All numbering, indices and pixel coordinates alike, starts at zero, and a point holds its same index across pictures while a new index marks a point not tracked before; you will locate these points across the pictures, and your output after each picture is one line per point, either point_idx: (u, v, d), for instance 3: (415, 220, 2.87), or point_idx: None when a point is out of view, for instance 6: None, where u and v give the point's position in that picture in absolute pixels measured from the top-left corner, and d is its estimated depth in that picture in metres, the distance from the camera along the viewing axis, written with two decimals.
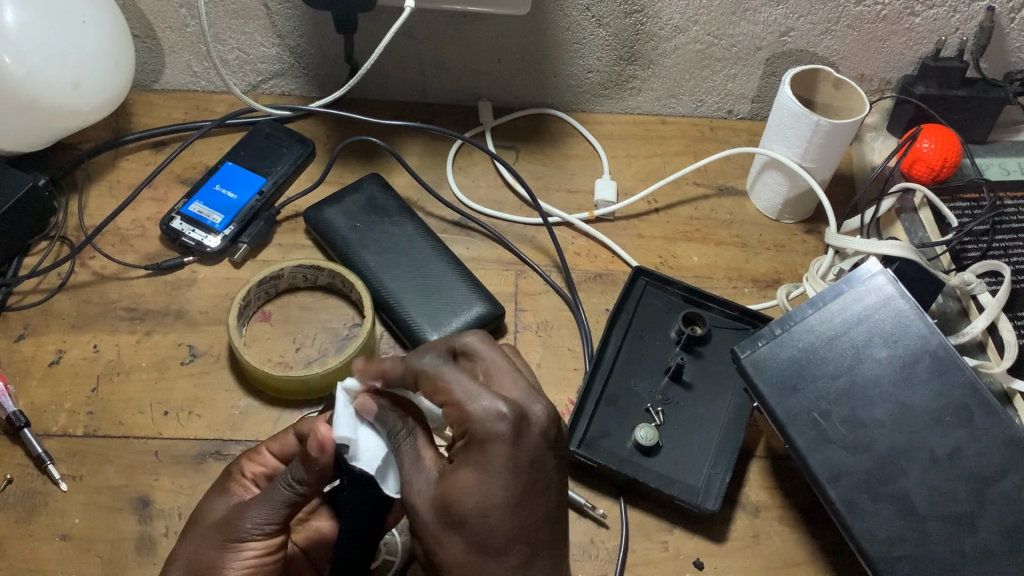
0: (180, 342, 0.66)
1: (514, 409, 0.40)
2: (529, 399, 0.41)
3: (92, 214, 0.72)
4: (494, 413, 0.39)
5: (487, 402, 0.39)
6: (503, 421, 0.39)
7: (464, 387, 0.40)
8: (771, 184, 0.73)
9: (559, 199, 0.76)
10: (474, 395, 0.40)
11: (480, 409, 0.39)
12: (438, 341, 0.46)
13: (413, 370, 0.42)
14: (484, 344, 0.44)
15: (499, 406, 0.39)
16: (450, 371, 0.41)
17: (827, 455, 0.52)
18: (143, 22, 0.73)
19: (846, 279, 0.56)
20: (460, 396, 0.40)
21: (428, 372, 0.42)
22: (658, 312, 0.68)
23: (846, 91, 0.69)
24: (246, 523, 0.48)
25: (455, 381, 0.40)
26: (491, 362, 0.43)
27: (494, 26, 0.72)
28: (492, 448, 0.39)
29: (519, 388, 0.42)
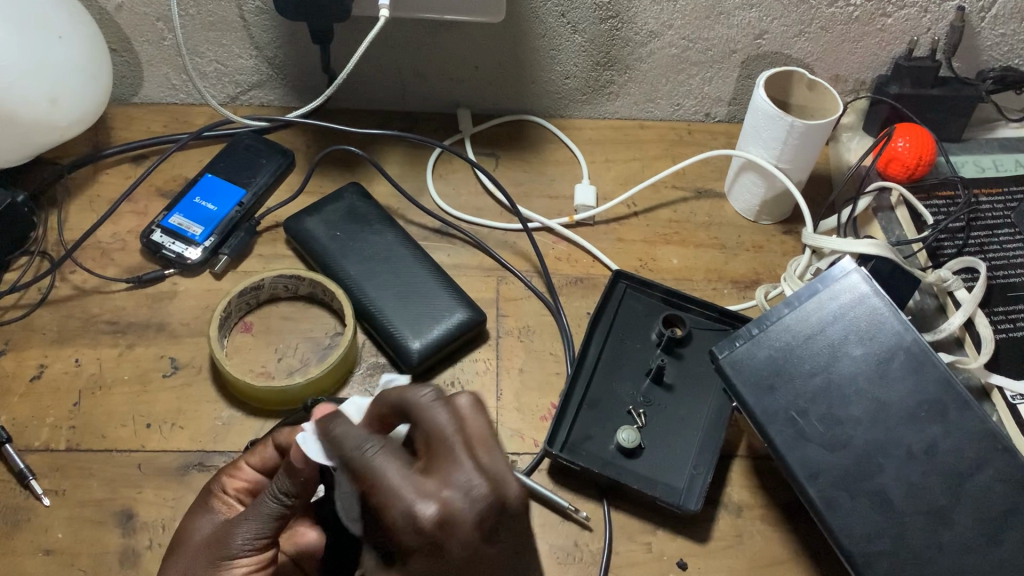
0: (163, 355, 0.66)
1: (434, 518, 0.38)
2: (463, 487, 0.39)
3: (73, 228, 0.72)
4: (413, 522, 0.38)
5: (410, 502, 0.39)
6: (422, 535, 0.38)
7: (394, 488, 0.39)
8: (749, 186, 0.74)
9: (539, 205, 0.77)
10: (395, 500, 0.39)
11: (401, 520, 0.39)
12: (391, 393, 0.44)
13: (355, 461, 0.41)
14: (432, 407, 0.42)
15: (417, 512, 0.38)
16: (388, 467, 0.40)
17: (805, 452, 0.52)
18: (120, 36, 0.73)
19: (821, 278, 0.57)
20: (384, 500, 0.39)
21: (359, 465, 0.41)
22: (639, 315, 0.68)
23: (820, 93, 0.69)
24: (237, 539, 0.48)
25: (384, 481, 0.40)
26: (435, 430, 0.41)
27: (470, 34, 0.73)
28: (417, 553, 0.39)
29: (457, 472, 0.40)
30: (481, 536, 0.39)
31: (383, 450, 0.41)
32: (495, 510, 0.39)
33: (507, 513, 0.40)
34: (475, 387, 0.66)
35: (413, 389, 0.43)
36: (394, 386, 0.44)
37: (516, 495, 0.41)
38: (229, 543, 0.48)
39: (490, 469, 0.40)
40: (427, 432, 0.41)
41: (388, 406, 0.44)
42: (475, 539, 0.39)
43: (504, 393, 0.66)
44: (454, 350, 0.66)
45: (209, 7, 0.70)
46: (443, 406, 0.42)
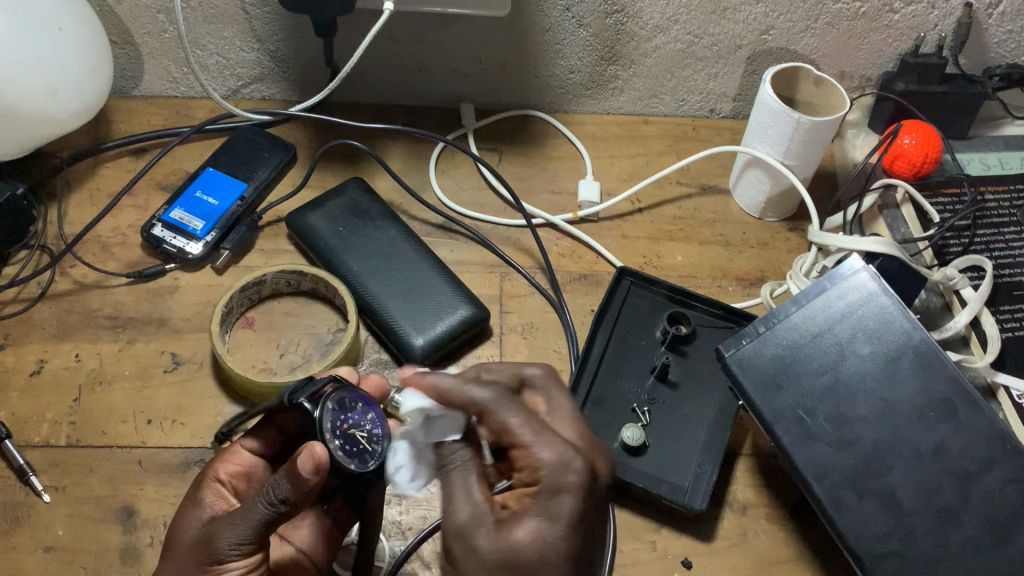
0: (163, 350, 0.65)
1: (584, 462, 0.41)
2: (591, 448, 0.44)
3: (73, 222, 0.72)
4: (559, 461, 0.41)
5: (557, 444, 0.42)
6: (574, 469, 0.41)
7: (531, 431, 0.42)
8: (753, 183, 0.73)
9: (543, 200, 0.76)
10: (543, 439, 0.42)
11: (565, 456, 0.41)
12: (505, 368, 0.49)
13: (487, 406, 0.44)
14: (546, 389, 0.47)
15: (566, 455, 0.41)
16: (511, 414, 0.43)
17: (812, 452, 0.52)
18: (120, 28, 0.72)
19: (829, 276, 0.56)
20: (529, 437, 0.42)
21: (491, 409, 0.43)
22: (643, 312, 0.68)
23: (826, 89, 0.69)
24: (222, 544, 0.46)
25: (520, 427, 0.42)
26: (549, 407, 0.46)
27: (474, 28, 0.72)
28: (563, 492, 0.40)
29: (577, 436, 0.44)
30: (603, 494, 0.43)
31: (505, 401, 0.44)
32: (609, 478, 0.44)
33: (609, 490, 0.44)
34: None
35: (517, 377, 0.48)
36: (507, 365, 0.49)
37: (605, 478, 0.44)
38: (216, 545, 0.46)
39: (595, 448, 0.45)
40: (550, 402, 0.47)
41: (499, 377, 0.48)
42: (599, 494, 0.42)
43: None
44: (457, 346, 0.66)
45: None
46: (561, 386, 0.47)
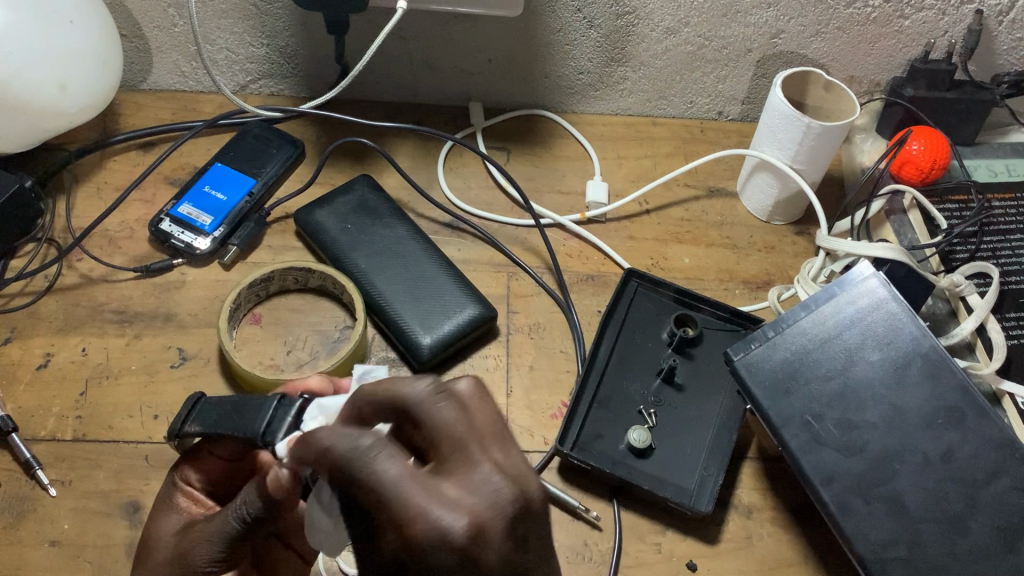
0: (170, 345, 0.65)
1: (469, 527, 0.31)
2: (486, 486, 0.32)
3: (80, 216, 0.71)
4: (439, 537, 0.30)
5: (433, 514, 0.31)
6: (453, 550, 0.31)
7: (403, 501, 0.31)
8: (762, 186, 0.73)
9: (551, 200, 0.76)
10: (418, 506, 0.31)
11: (432, 535, 0.31)
12: (378, 391, 0.37)
13: (340, 459, 0.33)
14: (433, 401, 0.35)
15: (448, 522, 0.31)
16: (383, 461, 0.32)
17: (820, 457, 0.52)
18: (130, 22, 0.72)
19: (839, 282, 0.57)
20: (393, 510, 0.31)
21: (357, 469, 0.32)
22: (650, 314, 0.68)
23: (836, 94, 0.69)
24: (198, 559, 0.48)
25: (393, 483, 0.32)
26: (447, 429, 0.34)
27: (485, 28, 0.72)
28: (450, 574, 0.31)
29: (475, 470, 0.33)
30: (516, 548, 0.32)
31: (382, 443, 0.33)
32: (526, 511, 0.32)
33: (531, 515, 0.33)
34: (485, 384, 0.65)
35: (408, 383, 0.36)
36: (380, 385, 0.37)
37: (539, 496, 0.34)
38: (192, 557, 0.48)
39: (509, 466, 0.33)
40: (432, 433, 0.34)
41: (378, 406, 0.37)
42: (510, 551, 0.32)
43: (514, 390, 0.65)
44: (464, 346, 0.66)
45: None
46: (446, 401, 0.35)
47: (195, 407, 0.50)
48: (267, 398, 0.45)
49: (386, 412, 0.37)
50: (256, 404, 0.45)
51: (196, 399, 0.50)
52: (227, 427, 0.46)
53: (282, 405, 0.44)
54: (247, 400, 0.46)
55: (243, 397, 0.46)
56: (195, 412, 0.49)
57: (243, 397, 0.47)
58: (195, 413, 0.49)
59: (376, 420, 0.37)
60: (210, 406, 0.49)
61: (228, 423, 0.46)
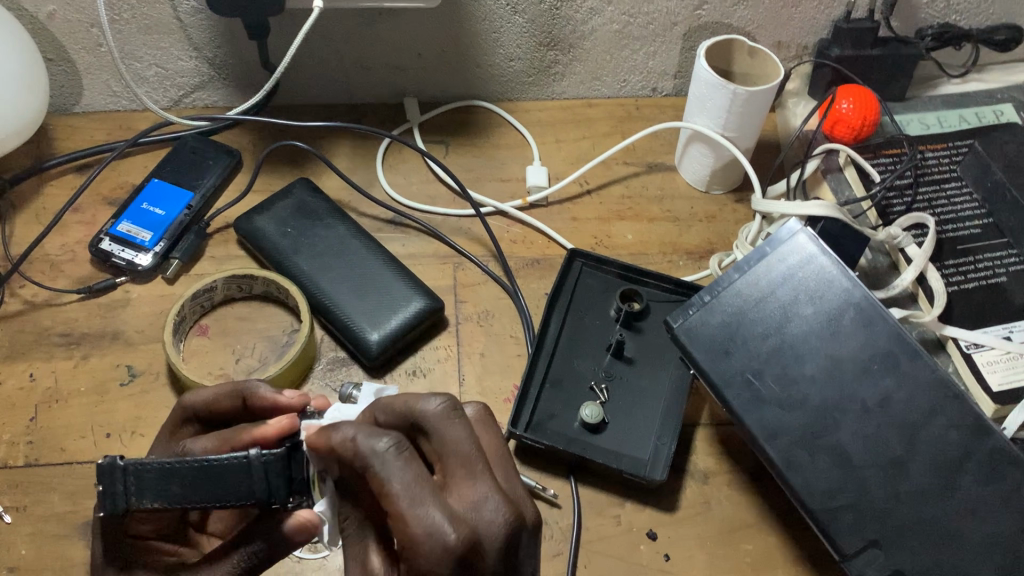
0: (119, 363, 0.65)
1: (469, 540, 0.34)
2: (485, 505, 0.37)
3: (19, 242, 0.71)
4: (442, 548, 0.34)
5: (441, 522, 0.34)
6: (455, 558, 0.34)
7: (418, 503, 0.34)
8: (697, 157, 0.74)
9: (491, 189, 0.76)
10: (423, 513, 0.34)
11: (435, 544, 0.34)
12: (398, 403, 0.41)
13: (359, 454, 0.36)
14: (447, 421, 0.40)
15: (449, 533, 0.34)
16: (392, 467, 0.35)
17: (762, 414, 0.53)
18: (55, 45, 0.72)
19: (769, 241, 0.57)
20: (403, 508, 0.34)
21: (374, 467, 0.35)
22: (596, 292, 0.68)
23: (760, 59, 0.70)
24: None
25: (406, 489, 0.35)
26: (459, 447, 0.39)
27: (411, 22, 0.72)
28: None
29: (480, 487, 0.38)
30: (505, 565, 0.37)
31: (401, 450, 0.36)
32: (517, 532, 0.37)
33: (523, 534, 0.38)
34: (437, 375, 0.66)
35: (427, 400, 0.40)
36: (399, 399, 0.41)
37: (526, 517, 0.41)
38: None
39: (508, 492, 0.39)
40: (445, 445, 0.39)
41: (394, 417, 0.41)
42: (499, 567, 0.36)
43: (466, 378, 0.66)
44: (412, 340, 0.67)
45: (143, 10, 0.69)
46: (460, 420, 0.40)
47: (132, 480, 0.41)
48: (246, 461, 0.41)
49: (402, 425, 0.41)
50: (235, 469, 0.41)
51: (119, 470, 0.41)
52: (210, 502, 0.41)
53: (264, 461, 0.42)
54: (211, 464, 0.41)
55: (214, 466, 0.41)
56: (137, 486, 0.41)
57: (208, 463, 0.41)
58: (142, 483, 0.41)
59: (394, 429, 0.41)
60: (154, 475, 0.41)
61: (202, 496, 0.41)
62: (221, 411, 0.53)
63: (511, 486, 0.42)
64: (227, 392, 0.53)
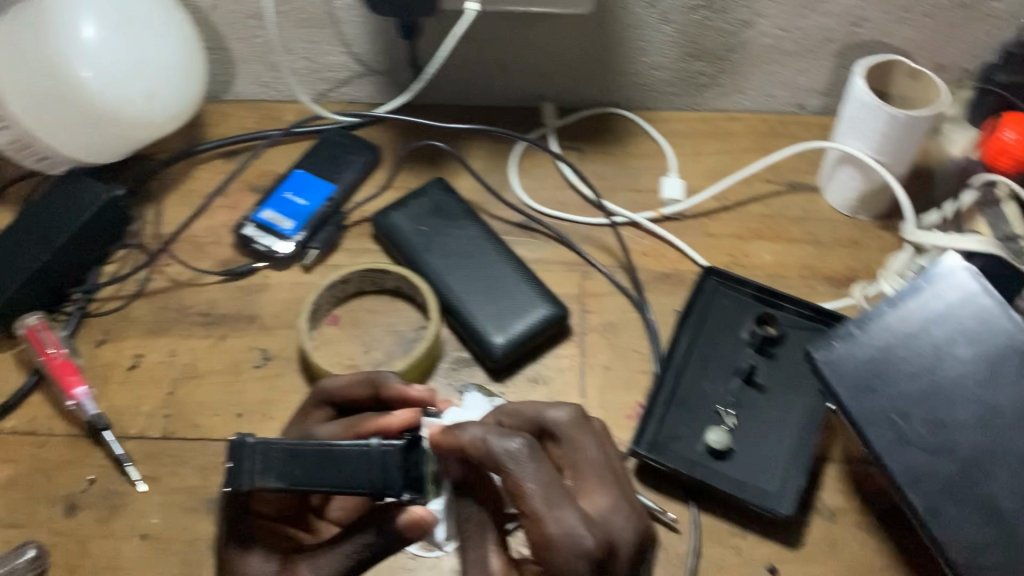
0: (253, 346, 0.67)
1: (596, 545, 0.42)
2: (611, 508, 0.45)
3: (168, 222, 0.74)
4: (578, 548, 0.41)
5: (573, 525, 0.42)
6: (585, 557, 0.41)
7: (550, 505, 0.42)
8: (844, 180, 0.71)
9: (624, 199, 0.75)
10: (560, 516, 0.42)
11: (568, 545, 0.41)
12: (528, 411, 0.50)
13: (496, 456, 0.44)
14: (573, 433, 0.48)
15: (582, 536, 0.41)
16: (525, 468, 0.43)
17: (907, 458, 0.50)
18: (214, 34, 0.75)
19: (925, 275, 0.54)
20: (537, 508, 0.42)
21: (510, 466, 0.43)
22: (729, 312, 0.66)
23: (923, 82, 0.66)
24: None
25: (540, 491, 0.42)
26: (583, 457, 0.48)
27: (558, 27, 0.72)
28: None
29: (605, 493, 0.46)
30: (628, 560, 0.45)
31: (531, 451, 0.44)
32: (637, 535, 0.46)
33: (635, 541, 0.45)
34: (560, 384, 0.65)
35: (552, 413, 0.49)
36: (529, 408, 0.50)
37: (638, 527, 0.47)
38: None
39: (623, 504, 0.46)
40: (575, 453, 0.48)
41: (522, 424, 0.50)
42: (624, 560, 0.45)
43: (589, 390, 0.65)
44: (537, 346, 0.66)
45: (300, 4, 0.71)
46: (587, 432, 0.48)
47: (261, 459, 0.45)
48: (367, 448, 0.45)
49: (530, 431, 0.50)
50: (358, 454, 0.45)
51: (248, 447, 0.45)
52: (330, 485, 0.45)
53: (385, 453, 0.45)
54: (335, 449, 0.45)
55: (342, 450, 0.45)
56: (265, 465, 0.45)
57: (333, 447, 0.45)
58: (265, 464, 0.45)
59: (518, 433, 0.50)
60: (280, 454, 0.45)
61: (325, 480, 0.45)
62: (354, 400, 0.55)
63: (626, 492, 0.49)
64: (360, 380, 0.55)
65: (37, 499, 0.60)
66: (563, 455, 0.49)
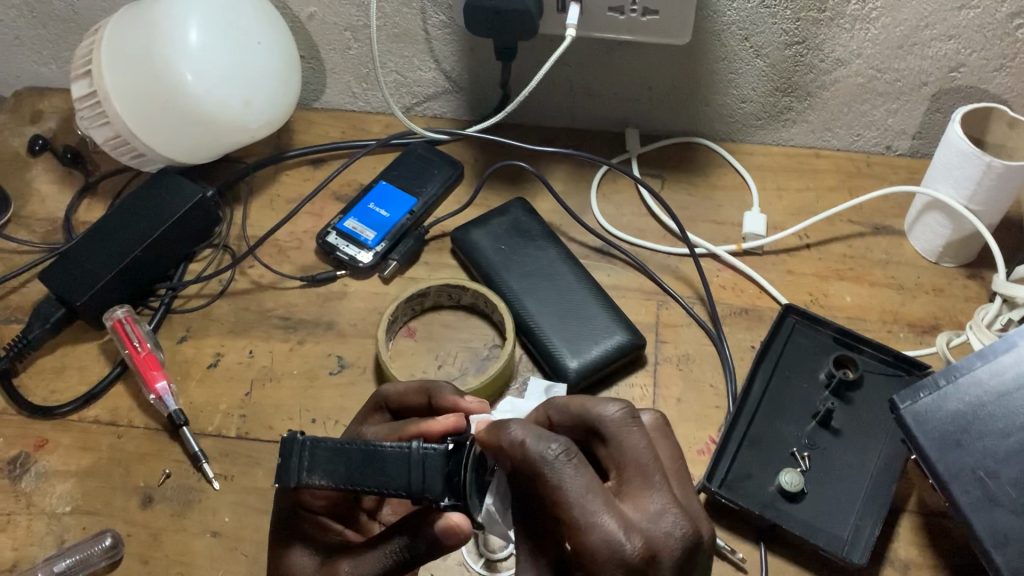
0: (330, 353, 0.68)
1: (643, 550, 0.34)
2: (662, 517, 0.36)
3: (253, 225, 0.76)
4: (618, 557, 0.33)
5: (616, 529, 0.34)
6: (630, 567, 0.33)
7: (592, 511, 0.34)
8: (932, 226, 0.70)
9: (705, 230, 0.75)
10: (599, 522, 0.34)
11: (608, 555, 0.33)
12: (575, 406, 0.41)
13: (530, 459, 0.35)
14: (623, 430, 0.39)
15: (624, 543, 0.33)
16: (565, 473, 0.34)
17: (993, 518, 0.49)
18: (310, 44, 0.76)
19: (1020, 331, 0.53)
20: (577, 518, 0.34)
21: (546, 474, 0.35)
22: (807, 352, 0.66)
23: (1021, 132, 0.65)
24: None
25: (579, 497, 0.34)
26: (635, 457, 0.38)
27: (649, 55, 0.72)
28: None
29: (657, 498, 0.37)
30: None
31: (572, 455, 0.35)
32: (695, 548, 0.36)
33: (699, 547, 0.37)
34: None
35: (601, 406, 0.40)
36: (576, 401, 0.41)
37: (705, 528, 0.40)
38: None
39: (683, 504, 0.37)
40: (623, 455, 0.38)
41: (569, 417, 0.41)
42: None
43: (661, 421, 0.64)
44: (611, 373, 0.66)
45: (395, 19, 0.72)
46: (637, 429, 0.39)
47: (305, 456, 0.40)
48: (408, 449, 0.40)
49: (577, 429, 0.41)
50: (397, 455, 0.40)
51: (297, 443, 0.40)
52: (370, 488, 0.40)
53: (428, 454, 0.40)
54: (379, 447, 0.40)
55: (383, 450, 0.40)
56: (310, 462, 0.40)
57: (374, 445, 0.40)
58: (309, 461, 0.40)
59: (568, 430, 0.41)
60: (325, 453, 0.40)
61: (366, 481, 0.40)
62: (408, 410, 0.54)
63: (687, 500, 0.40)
64: (415, 388, 0.53)
65: (115, 488, 0.62)
66: (609, 455, 0.39)
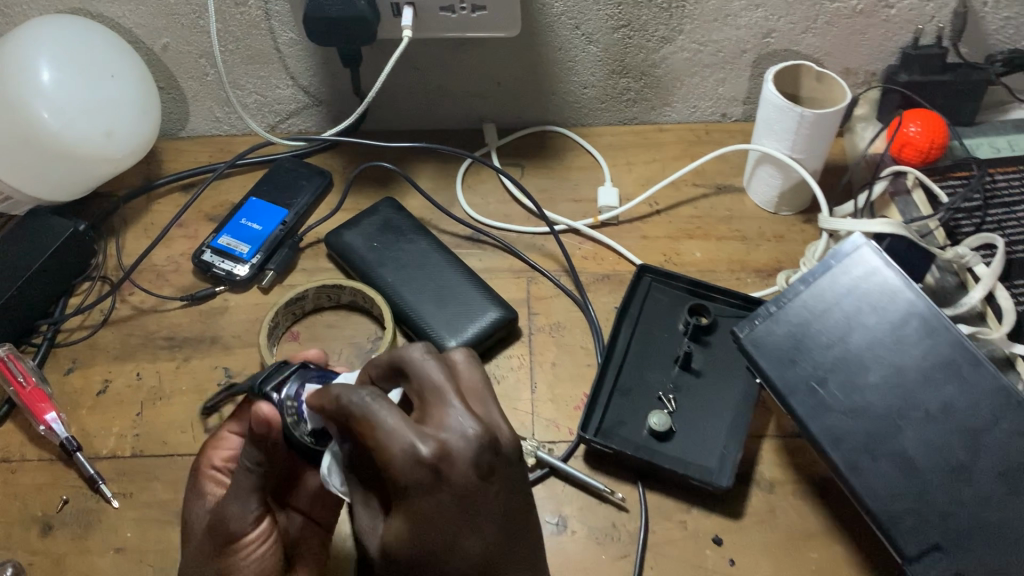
0: (217, 365, 0.70)
1: (433, 453, 0.39)
2: (457, 427, 0.40)
3: (129, 254, 0.78)
4: (414, 460, 0.39)
5: (411, 441, 0.39)
6: (423, 467, 0.39)
7: (390, 426, 0.39)
8: (766, 179, 0.76)
9: (565, 209, 0.80)
10: (399, 437, 0.39)
11: (402, 459, 0.39)
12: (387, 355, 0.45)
13: (344, 407, 0.41)
14: (422, 361, 0.43)
15: (421, 449, 0.39)
16: (375, 408, 0.40)
17: (827, 421, 0.54)
18: (167, 74, 0.79)
19: (833, 254, 0.59)
20: (380, 439, 0.39)
21: (357, 412, 0.40)
22: (664, 306, 0.71)
23: (827, 84, 0.72)
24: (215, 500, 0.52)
25: (381, 422, 0.39)
26: (431, 382, 0.42)
27: (491, 51, 0.77)
28: (421, 490, 0.39)
29: (453, 415, 0.41)
30: (481, 477, 0.40)
31: (377, 396, 0.40)
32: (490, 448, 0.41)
33: (501, 453, 0.42)
34: (511, 382, 0.69)
35: (406, 346, 0.44)
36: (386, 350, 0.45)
37: (511, 438, 0.43)
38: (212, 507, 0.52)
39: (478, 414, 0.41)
40: (422, 385, 0.43)
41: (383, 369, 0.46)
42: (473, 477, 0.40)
43: (539, 385, 0.69)
44: (487, 348, 0.70)
45: (246, 42, 0.75)
46: (435, 358, 0.43)
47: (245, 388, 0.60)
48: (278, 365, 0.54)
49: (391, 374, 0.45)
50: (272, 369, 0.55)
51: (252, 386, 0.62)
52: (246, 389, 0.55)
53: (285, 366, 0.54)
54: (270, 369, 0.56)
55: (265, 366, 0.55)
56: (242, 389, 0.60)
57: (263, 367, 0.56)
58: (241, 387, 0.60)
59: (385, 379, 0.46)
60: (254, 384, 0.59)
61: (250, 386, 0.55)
62: None
63: (492, 414, 0.43)
64: None
65: (12, 522, 0.62)
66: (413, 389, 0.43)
